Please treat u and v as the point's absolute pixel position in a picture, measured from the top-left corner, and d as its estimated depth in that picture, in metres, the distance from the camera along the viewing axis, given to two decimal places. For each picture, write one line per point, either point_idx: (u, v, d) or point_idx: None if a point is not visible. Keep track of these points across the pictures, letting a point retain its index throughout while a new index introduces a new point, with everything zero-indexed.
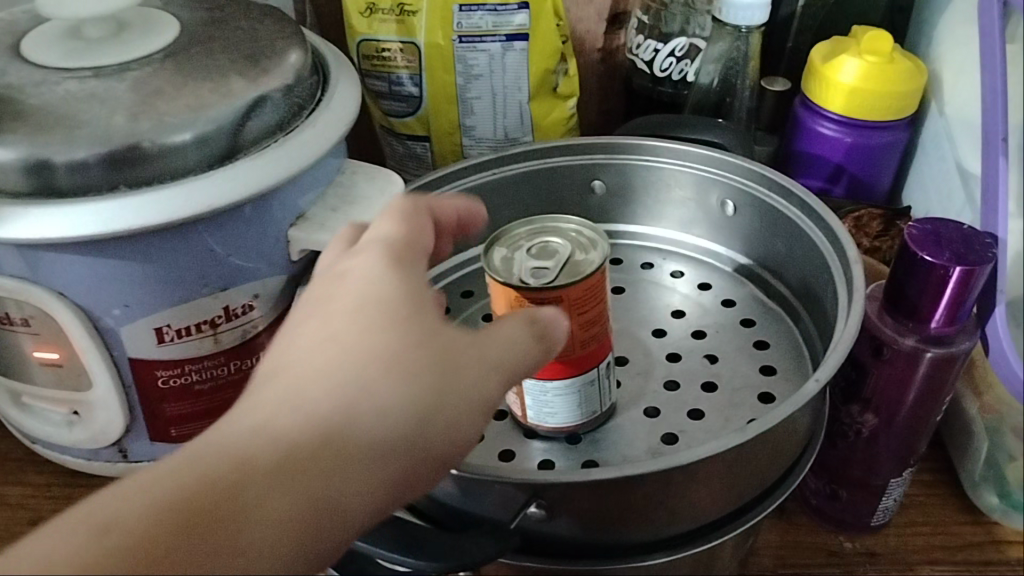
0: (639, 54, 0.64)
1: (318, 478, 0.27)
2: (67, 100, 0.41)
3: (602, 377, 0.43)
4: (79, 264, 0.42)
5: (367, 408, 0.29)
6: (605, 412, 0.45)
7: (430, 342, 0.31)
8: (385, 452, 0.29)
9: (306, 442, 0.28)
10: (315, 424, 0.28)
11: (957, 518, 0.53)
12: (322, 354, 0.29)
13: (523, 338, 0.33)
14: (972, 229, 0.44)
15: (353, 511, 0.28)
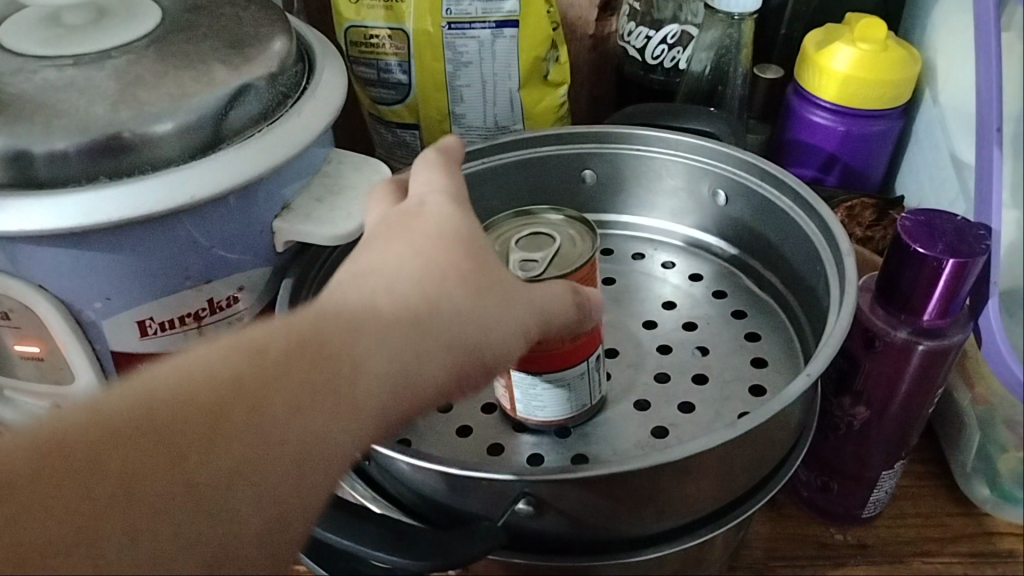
0: (630, 41, 0.64)
1: (390, 358, 0.31)
2: (45, 88, 0.40)
3: (592, 371, 0.42)
4: (59, 257, 0.41)
5: (434, 313, 0.32)
6: (595, 406, 0.44)
7: (490, 272, 0.34)
8: (445, 350, 0.32)
9: (381, 327, 0.31)
10: (390, 317, 0.31)
11: (949, 510, 0.52)
12: (400, 263, 0.33)
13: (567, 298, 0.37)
14: (965, 220, 0.44)
15: (415, 394, 0.32)
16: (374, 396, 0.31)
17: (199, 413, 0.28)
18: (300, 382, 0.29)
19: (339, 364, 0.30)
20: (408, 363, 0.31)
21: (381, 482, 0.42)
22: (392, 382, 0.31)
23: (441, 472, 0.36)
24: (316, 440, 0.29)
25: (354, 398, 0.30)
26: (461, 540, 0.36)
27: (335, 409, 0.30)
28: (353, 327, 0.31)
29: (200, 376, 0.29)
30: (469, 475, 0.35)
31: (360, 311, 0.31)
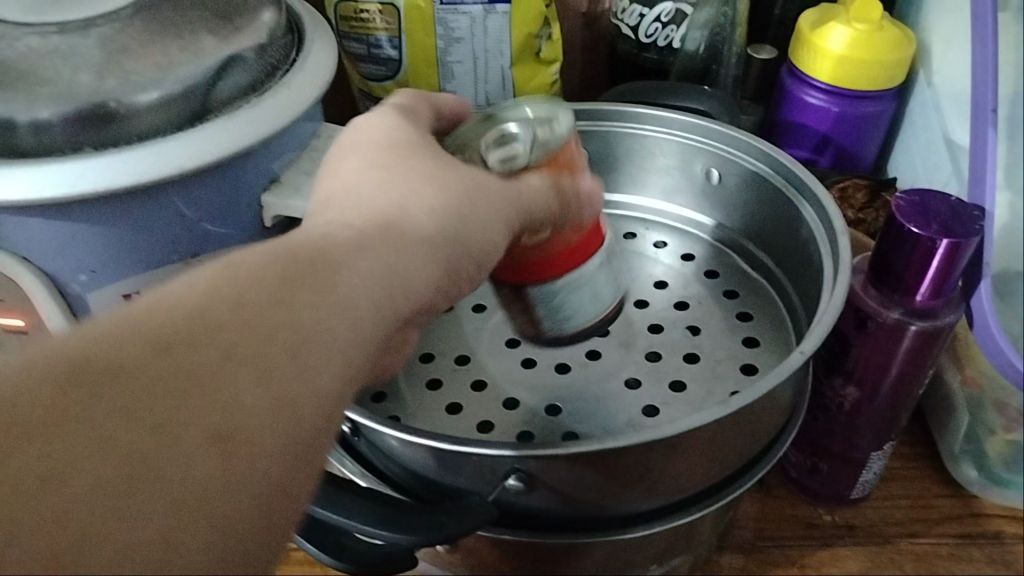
0: (625, 19, 0.62)
1: (389, 254, 0.29)
2: (28, 56, 0.39)
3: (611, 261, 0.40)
4: (43, 229, 0.41)
5: (418, 220, 0.30)
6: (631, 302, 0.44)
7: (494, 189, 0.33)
8: (436, 253, 0.31)
9: (365, 232, 0.29)
10: (370, 224, 0.30)
11: (936, 492, 0.53)
12: (373, 175, 0.32)
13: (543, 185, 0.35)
14: (959, 201, 0.44)
15: (408, 298, 0.29)
16: (375, 286, 0.28)
17: (199, 334, 0.25)
18: (291, 290, 0.27)
19: (323, 269, 0.27)
20: (396, 255, 0.29)
21: (369, 459, 0.42)
22: (389, 273, 0.29)
23: (431, 447, 0.35)
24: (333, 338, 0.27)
25: (351, 294, 0.28)
26: (450, 514, 0.36)
27: (335, 303, 0.27)
28: (332, 239, 0.29)
29: (184, 295, 0.26)
30: (460, 452, 0.35)
31: (335, 226, 0.29)
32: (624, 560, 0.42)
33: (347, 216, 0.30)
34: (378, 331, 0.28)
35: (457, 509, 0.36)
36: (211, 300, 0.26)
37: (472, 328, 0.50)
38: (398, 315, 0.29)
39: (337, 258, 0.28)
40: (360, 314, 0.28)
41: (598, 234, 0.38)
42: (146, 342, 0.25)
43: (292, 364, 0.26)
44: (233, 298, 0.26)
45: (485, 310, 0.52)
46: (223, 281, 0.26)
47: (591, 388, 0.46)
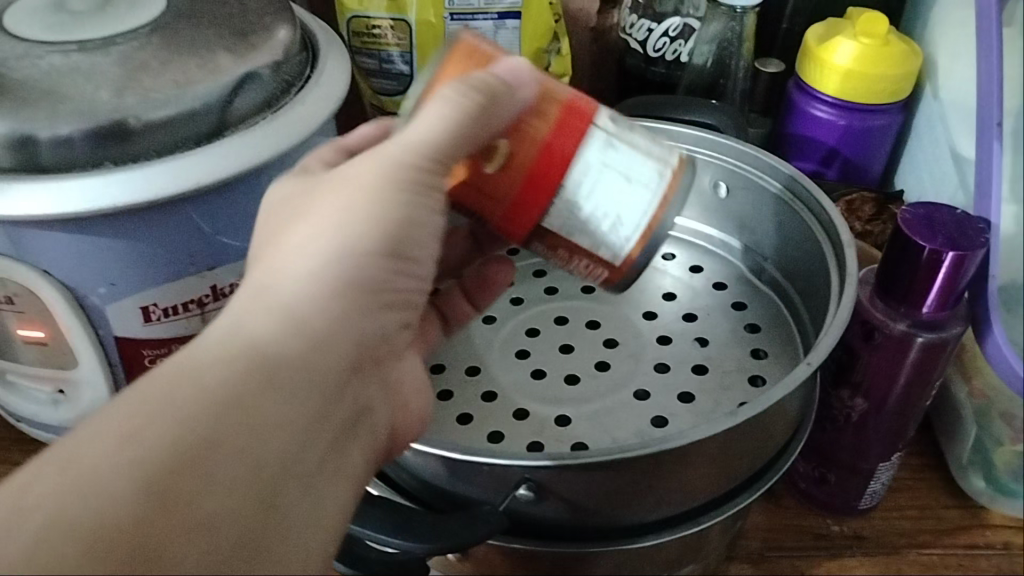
0: (633, 33, 0.64)
1: (305, 310, 0.33)
2: (50, 74, 0.40)
3: (625, 139, 0.36)
4: (64, 242, 0.42)
5: (317, 272, 0.33)
6: (682, 163, 0.36)
7: (406, 173, 0.34)
8: (356, 304, 0.34)
9: (265, 321, 0.32)
10: (274, 308, 0.32)
11: (944, 502, 0.53)
12: (279, 243, 0.34)
13: (449, 100, 0.34)
14: (964, 214, 0.44)
15: (328, 355, 0.33)
16: (295, 369, 0.32)
17: (162, 443, 0.28)
18: (201, 413, 0.29)
19: (219, 385, 0.30)
20: (311, 333, 0.32)
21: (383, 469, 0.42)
22: (302, 340, 0.32)
23: (443, 457, 0.36)
24: (259, 436, 0.30)
25: (272, 373, 0.31)
26: (462, 523, 0.37)
27: (261, 387, 0.30)
28: (230, 342, 0.31)
29: (126, 424, 0.29)
30: (471, 462, 0.36)
31: (230, 329, 0.32)
32: (633, 569, 0.43)
33: (253, 301, 0.33)
34: (307, 402, 0.32)
35: (468, 517, 0.37)
36: (135, 438, 0.28)
37: (482, 339, 0.51)
38: (327, 375, 0.33)
39: (230, 374, 0.30)
40: (286, 394, 0.31)
41: (583, 116, 0.36)
42: (118, 469, 0.28)
43: (232, 474, 0.29)
44: (148, 434, 0.28)
45: (495, 322, 0.52)
46: (132, 415, 0.29)
47: (600, 399, 0.46)
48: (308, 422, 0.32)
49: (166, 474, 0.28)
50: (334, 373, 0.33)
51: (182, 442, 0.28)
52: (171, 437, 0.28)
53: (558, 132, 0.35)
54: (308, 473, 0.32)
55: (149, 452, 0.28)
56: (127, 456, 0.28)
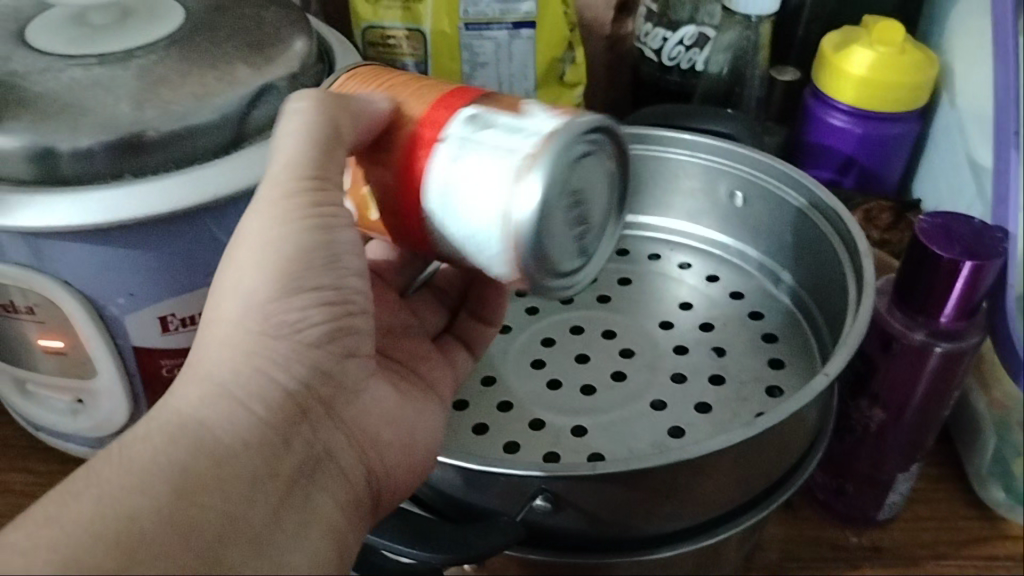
0: (648, 42, 0.64)
1: (229, 372, 0.32)
2: (71, 87, 0.41)
3: (481, 130, 0.32)
4: (83, 253, 0.42)
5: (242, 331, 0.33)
6: (554, 134, 0.31)
7: (308, 205, 0.34)
8: (291, 356, 0.33)
9: (195, 392, 0.32)
10: (204, 378, 0.32)
11: (964, 513, 0.52)
12: (213, 313, 0.34)
13: (295, 118, 0.35)
14: (982, 223, 0.44)
15: (264, 406, 0.32)
16: (223, 421, 0.31)
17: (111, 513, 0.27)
18: (124, 481, 0.28)
19: (141, 451, 0.29)
20: (240, 387, 0.32)
21: None
22: (228, 396, 0.32)
23: (459, 467, 0.36)
24: (191, 493, 0.29)
25: (208, 429, 0.31)
26: (479, 534, 0.37)
27: (199, 444, 0.30)
28: (156, 418, 0.31)
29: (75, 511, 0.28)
30: (488, 473, 0.36)
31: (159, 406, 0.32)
32: None
33: (185, 377, 0.33)
34: (248, 455, 0.31)
35: (485, 528, 0.37)
36: (56, 520, 0.27)
37: (498, 349, 0.51)
38: (268, 425, 0.32)
39: (156, 439, 0.30)
40: (219, 449, 0.30)
41: (448, 110, 0.33)
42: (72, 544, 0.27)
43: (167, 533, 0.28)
44: (72, 514, 0.27)
45: (511, 332, 0.52)
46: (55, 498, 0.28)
47: (617, 410, 0.46)
48: (253, 475, 0.31)
49: (95, 545, 0.27)
50: (276, 424, 0.32)
51: (128, 511, 0.28)
52: (97, 510, 0.28)
53: (410, 137, 0.33)
54: (260, 529, 0.30)
55: (78, 528, 0.27)
56: (52, 537, 0.27)
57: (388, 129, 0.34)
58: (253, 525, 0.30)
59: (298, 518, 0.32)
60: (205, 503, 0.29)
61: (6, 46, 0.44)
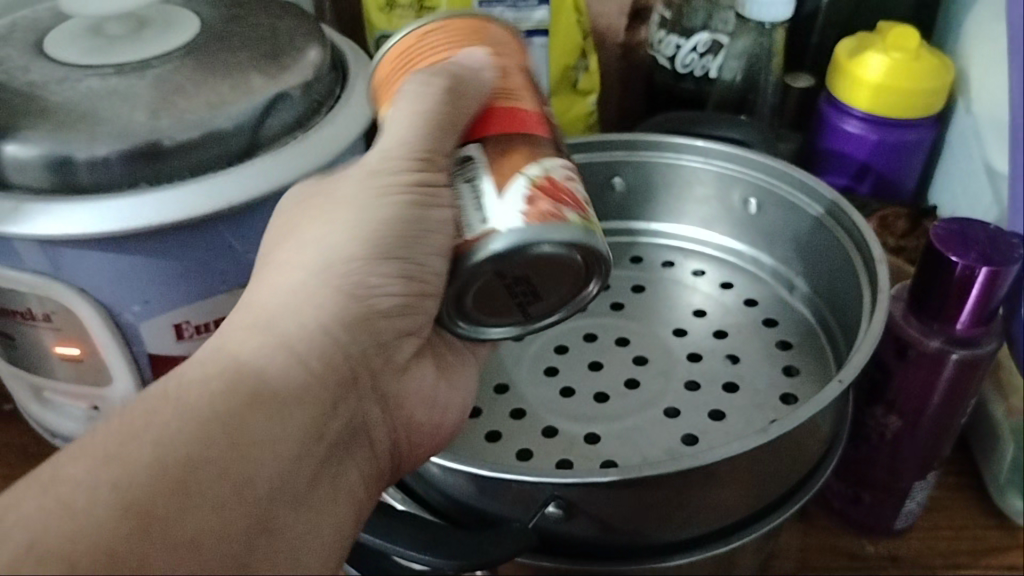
0: (661, 50, 0.64)
1: (295, 328, 0.32)
2: (88, 97, 0.41)
3: (460, 181, 0.36)
4: (99, 261, 0.42)
5: (308, 284, 0.34)
6: (478, 238, 0.34)
7: (393, 182, 0.36)
8: (347, 316, 0.34)
9: (253, 336, 0.32)
10: (263, 325, 0.32)
11: (983, 523, 0.52)
12: (280, 265, 0.35)
13: (415, 91, 0.36)
14: (998, 229, 0.43)
15: (320, 363, 0.32)
16: (283, 375, 0.31)
17: (173, 451, 0.27)
18: (189, 422, 0.28)
19: (206, 395, 0.29)
20: (300, 341, 0.32)
21: (412, 486, 0.42)
22: (289, 349, 0.32)
23: (471, 474, 0.36)
24: (249, 443, 0.29)
25: (271, 384, 0.31)
26: (492, 540, 0.37)
27: (264, 397, 0.30)
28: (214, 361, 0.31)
29: (136, 442, 0.27)
30: (500, 479, 0.36)
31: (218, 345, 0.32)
32: None
33: (246, 321, 0.33)
34: (302, 412, 0.31)
35: (498, 535, 0.37)
36: (114, 449, 0.27)
37: (512, 357, 0.51)
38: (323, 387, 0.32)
39: (219, 386, 0.30)
40: (277, 404, 0.30)
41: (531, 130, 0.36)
42: (125, 477, 0.27)
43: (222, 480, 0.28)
44: (133, 448, 0.27)
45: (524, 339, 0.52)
46: (117, 427, 0.28)
47: (630, 417, 0.46)
48: (304, 434, 0.31)
49: (153, 485, 0.27)
50: (330, 386, 0.32)
51: (187, 449, 0.28)
52: (159, 449, 0.27)
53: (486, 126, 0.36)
54: (303, 490, 0.30)
55: (137, 466, 0.27)
56: (112, 469, 0.27)
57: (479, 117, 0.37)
58: (296, 483, 0.30)
59: (332, 484, 0.32)
60: (261, 456, 0.29)
61: (24, 58, 0.44)
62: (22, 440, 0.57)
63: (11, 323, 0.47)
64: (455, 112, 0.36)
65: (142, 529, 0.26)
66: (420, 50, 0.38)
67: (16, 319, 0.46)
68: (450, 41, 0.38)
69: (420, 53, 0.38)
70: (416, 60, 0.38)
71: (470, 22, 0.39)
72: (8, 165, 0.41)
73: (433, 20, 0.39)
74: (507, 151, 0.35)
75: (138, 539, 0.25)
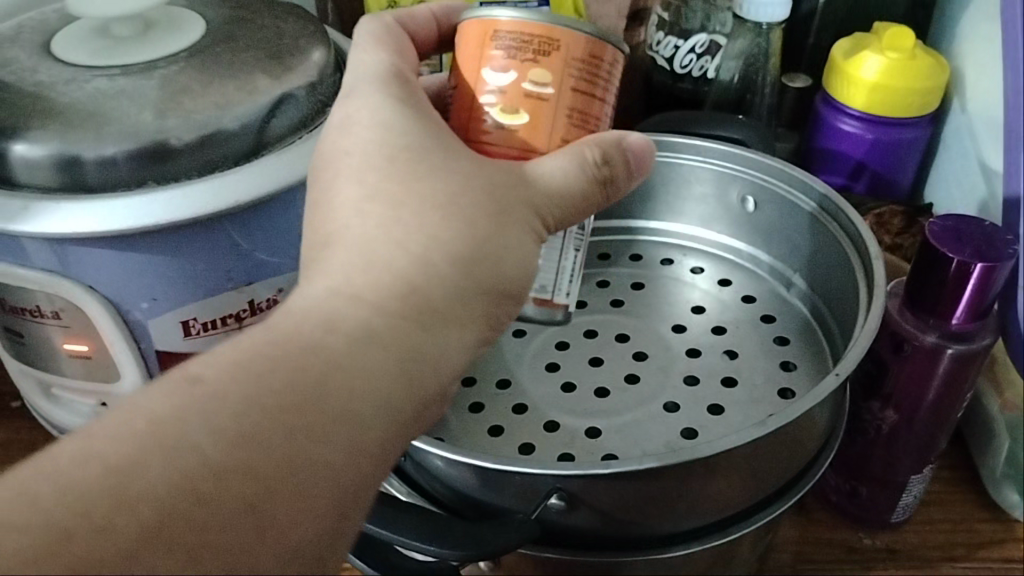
0: (660, 50, 0.65)
1: (422, 292, 0.31)
2: (96, 97, 0.42)
3: (570, 245, 0.38)
4: (108, 258, 0.43)
5: (444, 270, 0.31)
6: (557, 308, 0.39)
7: (536, 218, 0.34)
8: (466, 317, 0.32)
9: (398, 319, 0.30)
10: (397, 290, 0.30)
11: (978, 516, 0.52)
12: (397, 210, 0.31)
13: (586, 157, 0.34)
14: (993, 226, 0.44)
15: (435, 377, 0.31)
16: (392, 365, 0.30)
17: (281, 443, 0.27)
18: (321, 413, 0.28)
19: (345, 390, 0.29)
20: (430, 344, 0.31)
21: (417, 479, 0.43)
22: (412, 321, 0.30)
23: (475, 466, 0.37)
24: (357, 451, 0.29)
25: (381, 377, 0.29)
26: (495, 531, 0.37)
27: (372, 392, 0.29)
28: (357, 335, 0.29)
29: (246, 421, 0.27)
30: (504, 471, 0.36)
31: (354, 304, 0.30)
32: None
33: (357, 270, 0.31)
34: (403, 425, 0.30)
35: (501, 526, 0.37)
36: (239, 418, 0.27)
37: (514, 353, 0.51)
38: (429, 398, 0.31)
39: (359, 376, 0.29)
40: (391, 412, 0.30)
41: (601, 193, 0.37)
42: (238, 465, 0.26)
43: (324, 482, 0.28)
44: (262, 425, 0.27)
45: (525, 335, 0.53)
46: (251, 384, 0.28)
47: (631, 412, 0.47)
48: (395, 446, 0.30)
49: (256, 475, 0.27)
50: (433, 397, 0.32)
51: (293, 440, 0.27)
52: (263, 432, 0.27)
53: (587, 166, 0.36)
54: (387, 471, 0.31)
55: (260, 443, 0.27)
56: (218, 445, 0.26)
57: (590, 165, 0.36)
58: (373, 491, 0.30)
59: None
60: (359, 458, 0.29)
61: (32, 58, 0.45)
62: (28, 436, 0.58)
63: (20, 321, 0.48)
64: (599, 194, 0.35)
65: (241, 515, 0.26)
66: (562, 70, 0.34)
67: (25, 316, 0.47)
68: (592, 83, 0.34)
69: (557, 71, 0.34)
70: (546, 73, 0.34)
71: (595, 47, 0.34)
72: (16, 164, 0.41)
73: (585, 44, 0.34)
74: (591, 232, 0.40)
75: (235, 524, 0.26)
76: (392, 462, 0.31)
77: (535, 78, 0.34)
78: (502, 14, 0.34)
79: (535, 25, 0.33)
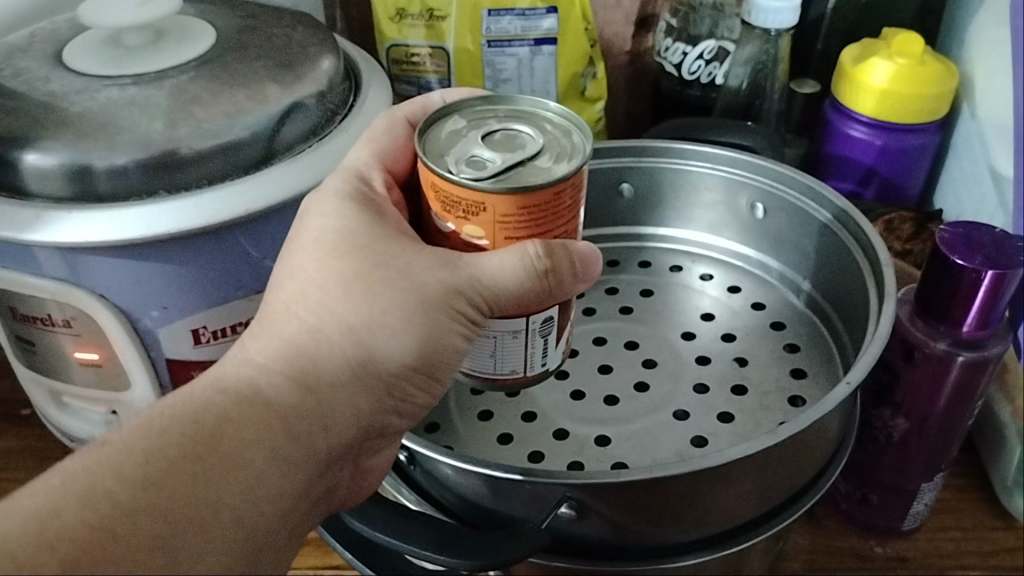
0: (667, 57, 0.64)
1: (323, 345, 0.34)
2: (108, 106, 0.42)
3: (535, 337, 0.37)
4: (119, 266, 0.43)
5: (337, 341, 0.34)
6: (530, 381, 0.39)
7: (458, 303, 0.34)
8: (365, 387, 0.34)
9: (285, 378, 0.33)
10: (294, 351, 0.33)
11: (991, 524, 0.52)
12: (311, 287, 0.34)
13: (522, 268, 0.33)
14: (1004, 232, 0.44)
15: (330, 441, 0.34)
16: (285, 436, 0.32)
17: (179, 488, 0.30)
18: (217, 460, 0.30)
19: (238, 443, 0.31)
20: (322, 404, 0.33)
21: (426, 487, 0.43)
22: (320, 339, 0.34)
23: (485, 475, 0.37)
24: (255, 497, 0.31)
25: (272, 450, 0.32)
26: (508, 541, 0.37)
27: (264, 457, 0.31)
28: (247, 392, 0.32)
29: (144, 468, 0.29)
30: (516, 480, 0.36)
31: (249, 369, 0.33)
32: None
33: (276, 326, 0.34)
34: (299, 479, 0.32)
35: (512, 535, 0.37)
36: (143, 466, 0.29)
37: None
38: (323, 457, 0.34)
39: (248, 429, 0.31)
40: (285, 464, 0.32)
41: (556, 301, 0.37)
42: (137, 508, 0.29)
43: (224, 525, 0.30)
44: (164, 471, 0.30)
45: None
46: (153, 438, 0.30)
47: (640, 420, 0.47)
48: (291, 497, 0.32)
49: (156, 518, 0.29)
50: (327, 455, 0.34)
51: (188, 493, 0.30)
52: (160, 482, 0.29)
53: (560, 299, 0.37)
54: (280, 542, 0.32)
55: (161, 487, 0.29)
56: (124, 489, 0.29)
57: (554, 288, 0.35)
58: (267, 547, 0.32)
59: (295, 540, 0.34)
60: (259, 509, 0.31)
61: (44, 68, 0.45)
62: (39, 443, 0.58)
63: (33, 330, 0.48)
64: (541, 297, 0.35)
65: (149, 552, 0.28)
66: (517, 224, 0.33)
67: (37, 325, 0.47)
68: (544, 218, 0.33)
69: (513, 226, 0.33)
70: (497, 227, 0.33)
71: (555, 188, 0.32)
72: (29, 173, 0.41)
73: (533, 196, 0.32)
74: (566, 308, 0.38)
75: (144, 564, 0.28)
76: (291, 514, 0.33)
77: (489, 229, 0.33)
78: (450, 182, 0.32)
79: (464, 193, 0.32)
